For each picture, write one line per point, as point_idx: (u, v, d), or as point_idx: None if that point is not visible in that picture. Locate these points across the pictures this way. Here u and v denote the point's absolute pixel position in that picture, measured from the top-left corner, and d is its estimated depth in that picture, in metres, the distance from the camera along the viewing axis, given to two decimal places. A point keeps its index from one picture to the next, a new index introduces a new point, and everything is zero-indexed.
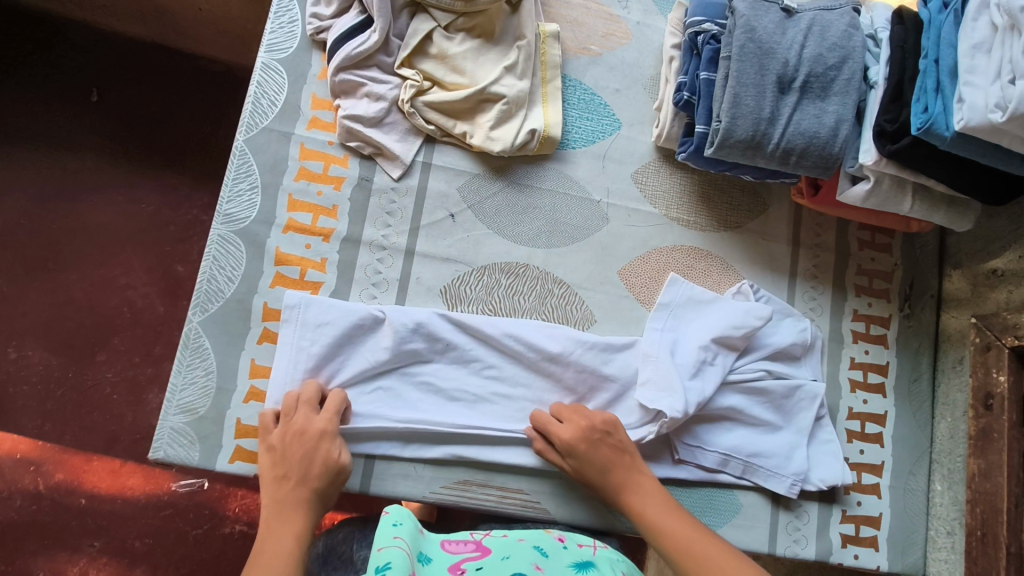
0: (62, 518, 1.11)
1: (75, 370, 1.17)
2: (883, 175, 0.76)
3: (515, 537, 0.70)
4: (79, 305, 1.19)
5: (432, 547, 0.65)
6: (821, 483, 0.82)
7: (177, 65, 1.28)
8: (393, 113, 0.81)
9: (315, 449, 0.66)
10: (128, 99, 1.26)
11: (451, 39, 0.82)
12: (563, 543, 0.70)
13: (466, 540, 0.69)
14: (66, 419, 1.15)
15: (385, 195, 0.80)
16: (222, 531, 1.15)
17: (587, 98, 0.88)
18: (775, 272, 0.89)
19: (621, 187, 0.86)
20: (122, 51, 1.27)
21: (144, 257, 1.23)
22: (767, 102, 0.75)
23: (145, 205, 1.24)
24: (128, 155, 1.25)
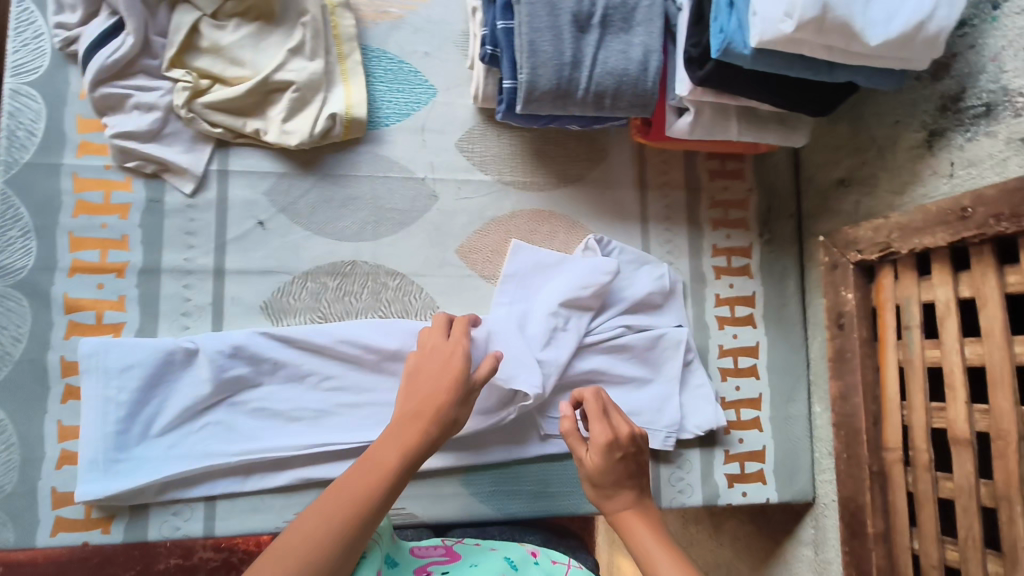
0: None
1: None
2: (703, 104, 0.71)
3: (487, 547, 0.70)
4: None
5: (399, 552, 0.67)
6: (697, 430, 0.80)
7: None
8: (172, 122, 0.73)
9: (443, 372, 0.63)
10: None
11: (222, 28, 0.73)
12: (535, 559, 0.69)
13: (436, 545, 0.70)
14: None
15: (181, 214, 0.73)
16: None
17: (394, 68, 0.80)
18: (625, 221, 0.85)
19: (446, 159, 0.80)
20: None
21: None
22: (566, 45, 0.68)
23: None
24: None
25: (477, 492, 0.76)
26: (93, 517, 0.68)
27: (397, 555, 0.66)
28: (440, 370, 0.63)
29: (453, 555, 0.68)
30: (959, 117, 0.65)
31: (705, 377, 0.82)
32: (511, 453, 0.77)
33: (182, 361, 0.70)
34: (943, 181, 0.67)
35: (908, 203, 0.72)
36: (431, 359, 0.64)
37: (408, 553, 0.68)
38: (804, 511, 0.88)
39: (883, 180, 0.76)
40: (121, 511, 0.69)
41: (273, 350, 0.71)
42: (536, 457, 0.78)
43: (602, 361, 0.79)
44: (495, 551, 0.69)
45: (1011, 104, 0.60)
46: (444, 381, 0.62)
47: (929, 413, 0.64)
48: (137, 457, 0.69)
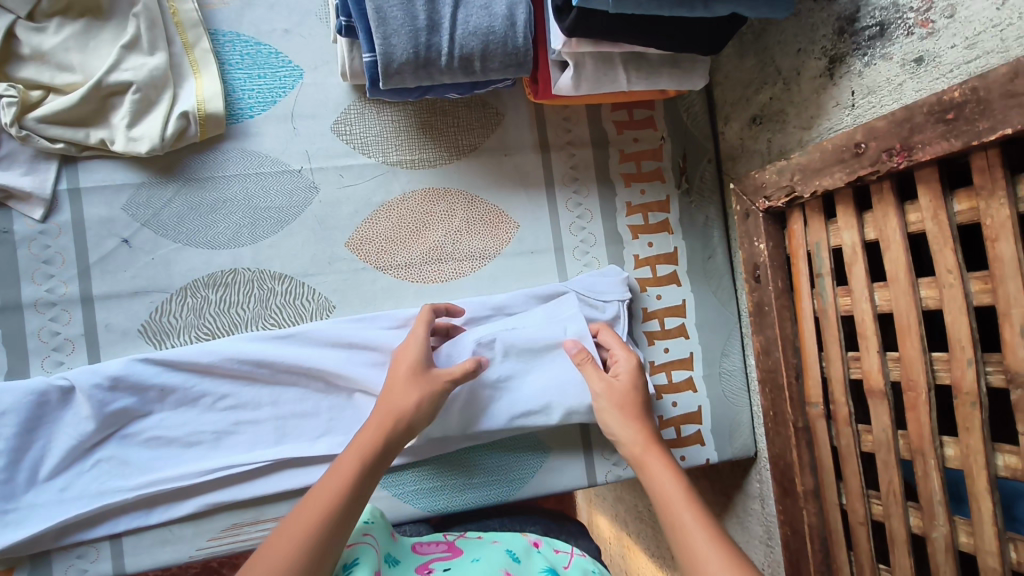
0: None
1: None
2: (582, 56, 0.65)
3: (489, 538, 0.66)
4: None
5: (399, 550, 0.62)
6: None
7: None
8: (7, 142, 0.66)
9: (415, 376, 0.62)
10: None
11: (44, 30, 0.65)
12: (538, 548, 0.65)
13: (437, 541, 0.65)
14: None
15: (34, 242, 0.67)
16: None
17: (251, 51, 0.73)
18: (528, 187, 0.79)
19: (322, 145, 0.74)
20: None
21: None
22: (419, 9, 0.62)
23: None
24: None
25: (400, 493, 0.73)
26: None
27: (396, 555, 0.61)
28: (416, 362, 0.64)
29: (454, 551, 0.62)
30: (856, 40, 0.60)
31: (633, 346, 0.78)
32: (432, 450, 0.72)
33: (59, 401, 0.65)
34: (845, 112, 0.63)
35: (817, 138, 0.67)
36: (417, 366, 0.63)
37: (409, 551, 0.63)
38: (749, 466, 0.85)
39: (792, 116, 0.70)
40: (20, 562, 0.65)
41: (155, 377, 0.66)
42: (460, 449, 0.75)
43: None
44: (497, 543, 0.64)
45: (902, 22, 0.55)
46: (413, 394, 0.61)
47: (846, 363, 0.60)
48: (28, 506, 0.64)
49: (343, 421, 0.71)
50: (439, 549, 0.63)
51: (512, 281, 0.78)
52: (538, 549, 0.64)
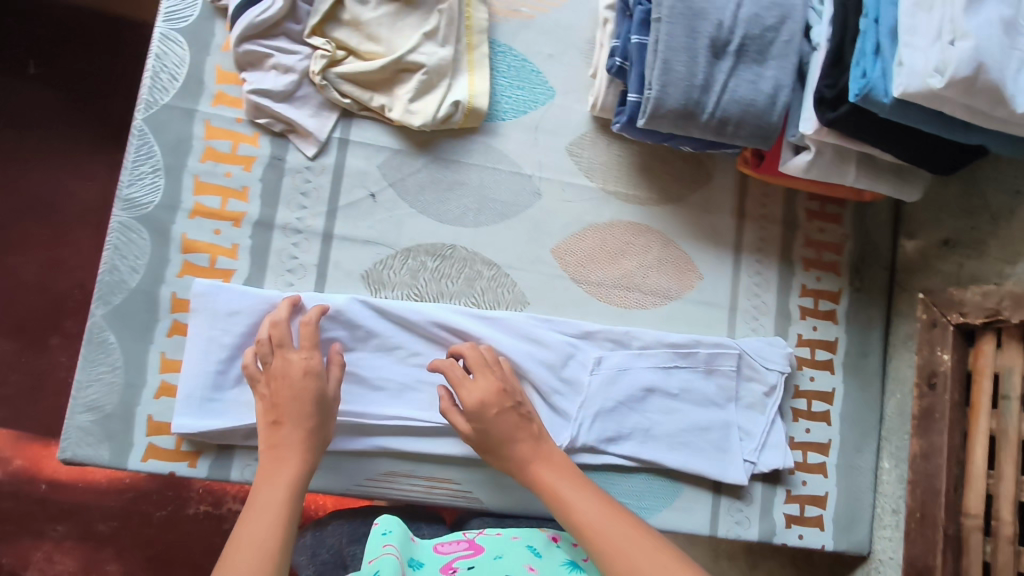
0: (22, 504, 1.10)
1: (29, 355, 1.15)
2: (825, 145, 0.71)
3: (509, 534, 0.71)
4: (24, 289, 1.17)
5: (422, 551, 0.67)
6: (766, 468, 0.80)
7: (112, 34, 1.24)
8: (305, 86, 0.75)
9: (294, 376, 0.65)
10: (68, 70, 1.21)
11: (365, 4, 0.75)
12: (557, 542, 0.71)
13: (458, 540, 0.69)
14: (21, 405, 1.14)
15: (299, 174, 0.75)
16: (187, 511, 1.15)
17: (518, 65, 0.82)
18: (718, 246, 0.84)
19: (554, 160, 0.81)
20: (62, 22, 1.22)
21: (91, 238, 1.21)
22: (699, 68, 0.69)
23: (89, 182, 1.22)
24: (77, 132, 1.21)
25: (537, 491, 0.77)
26: (182, 449, 0.71)
27: (420, 556, 0.66)
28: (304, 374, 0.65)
29: (476, 548, 0.68)
30: None
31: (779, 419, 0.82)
32: (583, 457, 0.78)
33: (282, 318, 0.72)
34: None
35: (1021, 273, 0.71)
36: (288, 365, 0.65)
37: (431, 550, 0.67)
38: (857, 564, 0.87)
39: (992, 248, 0.75)
40: (209, 448, 0.71)
41: (368, 321, 0.73)
42: (601, 464, 0.79)
43: (681, 379, 0.80)
44: (516, 538, 0.70)
45: None
46: (305, 411, 0.64)
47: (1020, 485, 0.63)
48: (230, 401, 0.70)
49: None
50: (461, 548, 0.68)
51: (685, 327, 0.83)
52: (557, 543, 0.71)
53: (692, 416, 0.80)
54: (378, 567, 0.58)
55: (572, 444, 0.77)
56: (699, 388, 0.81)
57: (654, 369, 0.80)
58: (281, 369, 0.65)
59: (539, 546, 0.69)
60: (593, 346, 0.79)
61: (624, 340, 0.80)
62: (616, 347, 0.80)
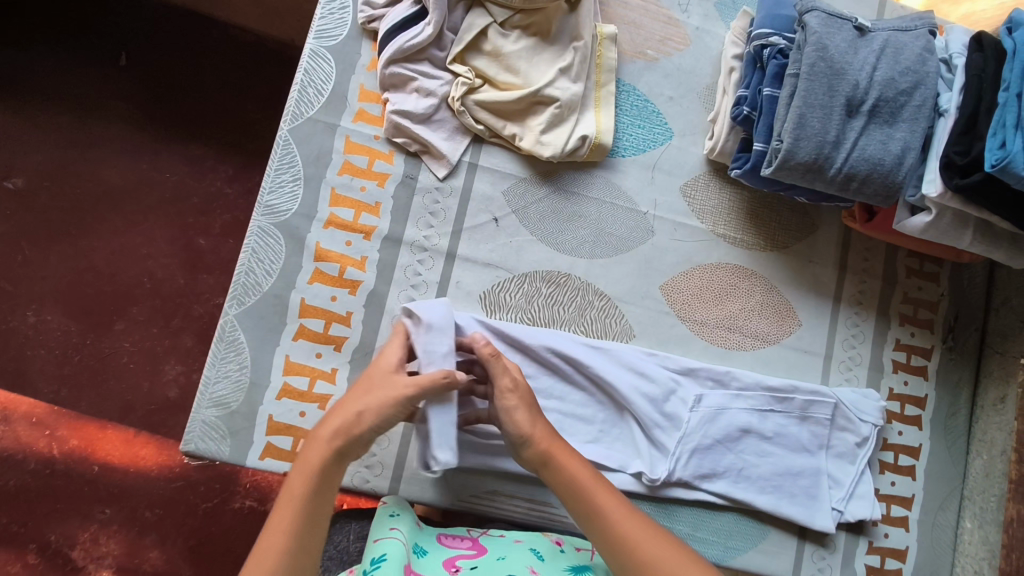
0: (74, 484, 1.10)
1: (93, 337, 1.16)
2: (946, 209, 0.73)
3: (513, 537, 0.70)
4: (99, 272, 1.18)
5: (427, 542, 0.67)
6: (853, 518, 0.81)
7: (208, 35, 1.27)
8: (442, 111, 0.79)
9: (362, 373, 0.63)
10: (159, 65, 1.25)
11: (506, 37, 0.79)
12: (561, 547, 0.69)
13: (463, 535, 0.70)
14: (82, 386, 1.14)
15: (428, 194, 0.78)
16: (232, 505, 1.13)
17: (640, 104, 0.85)
18: (820, 296, 0.86)
19: (668, 199, 0.84)
20: (163, 21, 1.26)
21: (165, 227, 1.22)
22: (833, 125, 0.72)
23: (169, 174, 1.23)
24: (159, 121, 1.24)
25: None
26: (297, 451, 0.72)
27: (424, 546, 0.67)
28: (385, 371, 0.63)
29: (478, 548, 0.67)
30: None
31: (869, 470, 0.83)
32: (675, 491, 0.78)
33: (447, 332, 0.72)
34: None
35: None
36: (381, 374, 0.63)
37: (436, 542, 0.68)
38: None
39: None
40: None
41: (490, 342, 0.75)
42: (693, 500, 0.80)
43: (778, 423, 0.81)
44: (521, 541, 0.68)
45: None
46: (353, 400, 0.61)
47: None
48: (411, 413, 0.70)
49: (611, 436, 0.78)
50: (465, 546, 0.68)
51: (780, 371, 0.84)
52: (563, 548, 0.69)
53: (785, 460, 0.80)
54: (384, 549, 0.61)
55: (668, 477, 0.77)
56: (795, 434, 0.81)
57: (752, 412, 0.80)
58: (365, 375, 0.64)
59: (542, 550, 0.67)
60: (695, 384, 0.80)
61: (725, 380, 0.81)
62: (716, 386, 0.80)
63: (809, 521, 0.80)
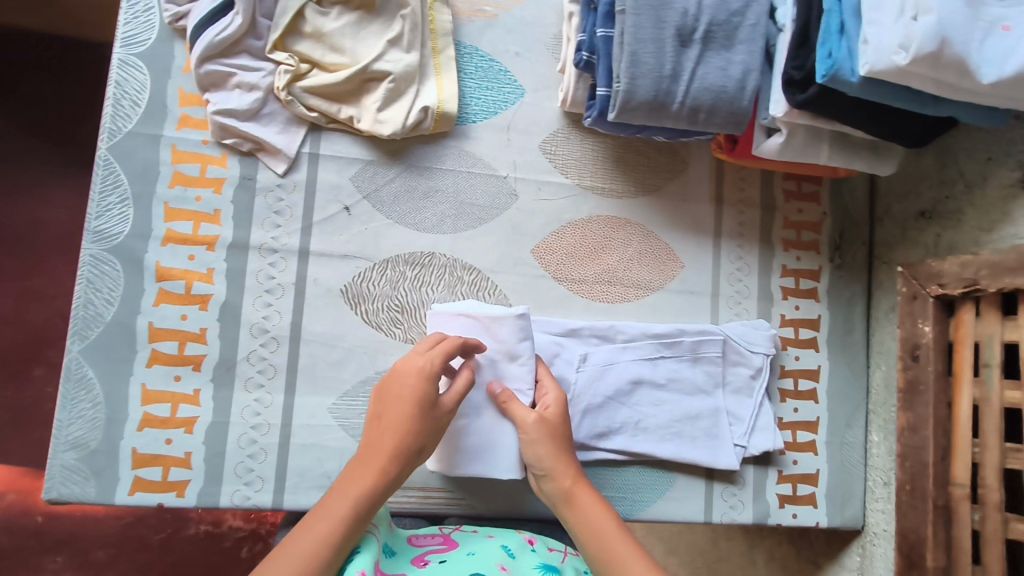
0: (16, 540, 1.03)
1: (12, 387, 1.10)
2: (797, 127, 0.71)
3: (485, 533, 0.69)
4: (6, 320, 1.12)
5: (396, 541, 0.66)
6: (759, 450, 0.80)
7: (76, 54, 1.17)
8: (270, 103, 0.74)
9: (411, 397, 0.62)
10: (28, 95, 1.15)
11: (326, 15, 0.74)
12: (532, 546, 0.67)
13: (434, 534, 0.69)
14: (10, 439, 1.08)
15: (271, 193, 0.75)
16: (187, 532, 1.12)
17: (485, 65, 0.81)
18: (699, 234, 0.84)
19: (528, 159, 0.81)
20: (24, 44, 1.14)
21: (70, 263, 1.16)
22: (667, 58, 0.68)
23: (61, 210, 1.16)
24: (43, 153, 1.16)
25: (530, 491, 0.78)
26: (169, 479, 0.70)
27: (394, 546, 0.65)
28: (416, 396, 0.62)
29: (449, 543, 0.66)
30: None
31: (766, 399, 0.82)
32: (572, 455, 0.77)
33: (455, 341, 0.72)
34: None
35: (996, 241, 0.70)
36: (413, 390, 0.62)
37: (405, 542, 0.67)
38: (850, 538, 0.88)
39: (969, 216, 0.74)
40: (198, 477, 0.70)
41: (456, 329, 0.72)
42: (592, 461, 0.78)
43: (667, 369, 0.79)
44: (493, 538, 0.67)
45: None
46: (405, 423, 0.61)
47: (1004, 453, 0.63)
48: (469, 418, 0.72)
49: None
50: (435, 542, 0.67)
51: (669, 316, 0.83)
52: (534, 546, 0.66)
53: (680, 405, 0.79)
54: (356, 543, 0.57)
55: None
56: (685, 377, 0.80)
57: (640, 364, 0.78)
58: (411, 394, 0.62)
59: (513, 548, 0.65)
60: (580, 343, 0.78)
61: (610, 335, 0.79)
62: (601, 343, 0.78)
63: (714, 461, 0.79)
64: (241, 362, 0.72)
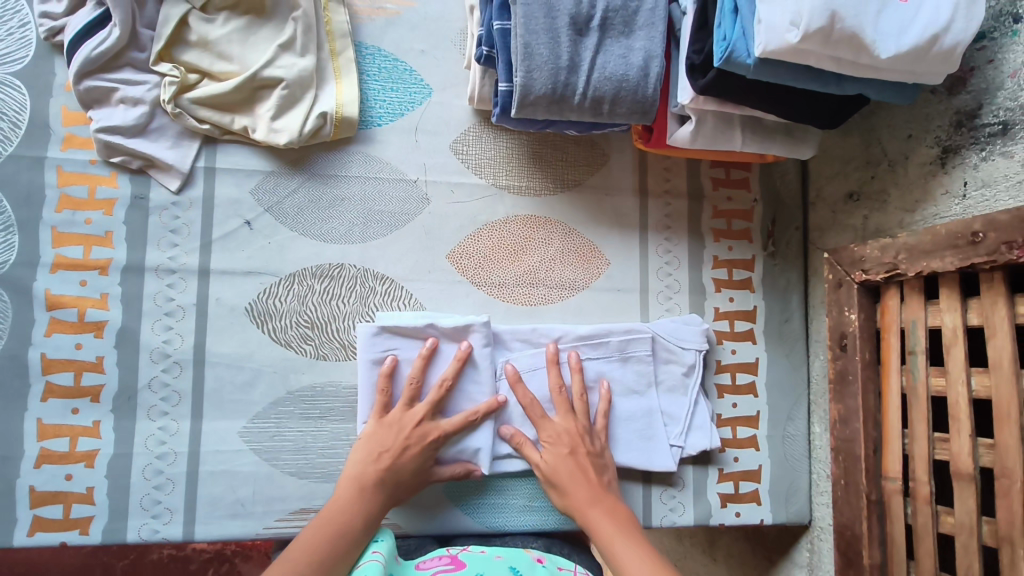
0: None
1: None
2: (705, 113, 0.68)
3: (492, 552, 0.64)
4: None
5: (402, 568, 0.62)
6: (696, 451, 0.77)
7: None
8: (159, 117, 0.71)
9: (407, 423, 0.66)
10: None
11: (212, 21, 0.71)
12: (542, 564, 0.63)
13: (441, 556, 0.64)
14: None
15: (166, 211, 0.72)
16: (150, 557, 1.09)
17: (389, 65, 0.78)
18: (624, 229, 0.81)
19: (439, 161, 0.78)
20: None
21: None
22: (563, 48, 0.65)
23: None
24: None
25: (461, 505, 0.74)
26: (71, 517, 0.67)
27: (399, 573, 0.61)
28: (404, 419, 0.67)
29: (457, 565, 0.62)
30: (975, 134, 0.62)
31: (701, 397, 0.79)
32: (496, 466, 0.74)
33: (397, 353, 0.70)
34: (954, 201, 0.64)
35: (920, 222, 0.68)
36: (404, 416, 0.67)
37: (413, 568, 0.62)
38: (799, 533, 0.85)
39: (893, 197, 0.71)
40: (102, 512, 0.67)
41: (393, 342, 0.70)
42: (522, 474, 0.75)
43: (595, 369, 0.75)
44: (501, 557, 0.63)
45: None
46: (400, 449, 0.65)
47: (932, 443, 0.61)
48: None
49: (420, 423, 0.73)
50: (441, 563, 0.62)
51: (596, 315, 0.80)
52: (544, 564, 0.63)
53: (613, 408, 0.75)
54: None
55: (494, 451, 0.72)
56: (616, 378, 0.76)
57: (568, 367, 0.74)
58: (395, 420, 0.67)
59: (524, 568, 0.62)
60: (502, 350, 0.75)
61: (534, 339, 0.75)
62: (524, 347, 0.75)
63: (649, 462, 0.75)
64: (142, 389, 0.69)
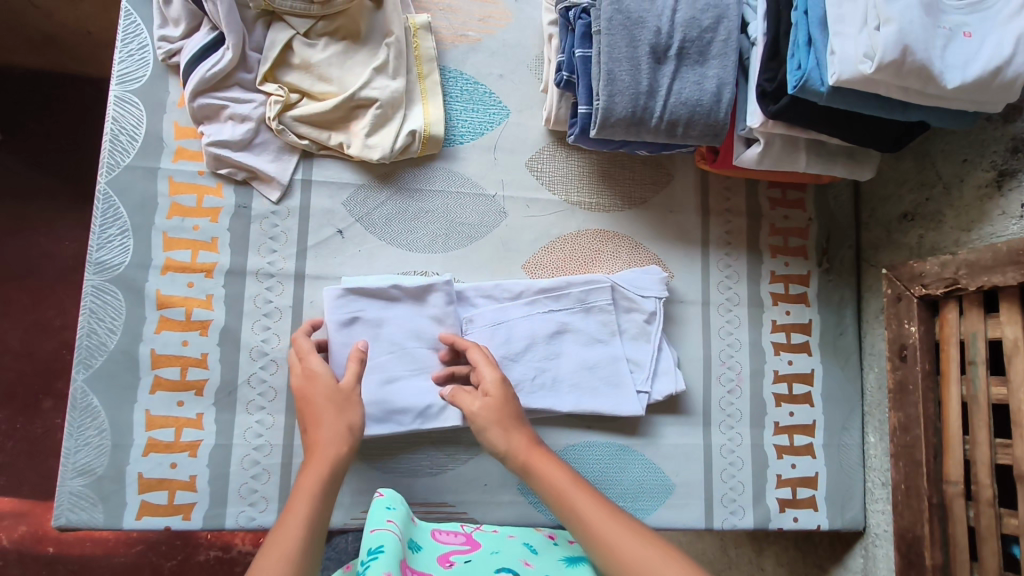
0: (29, 570, 1.06)
1: (23, 420, 1.10)
2: (773, 136, 0.73)
3: (505, 532, 0.70)
4: (15, 354, 1.12)
5: (421, 536, 0.65)
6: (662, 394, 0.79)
7: (80, 92, 1.18)
8: (262, 133, 0.77)
9: (314, 384, 0.66)
10: (36, 133, 1.15)
11: (313, 46, 0.77)
12: (553, 540, 0.69)
13: (455, 531, 0.68)
14: (20, 471, 1.09)
15: (266, 220, 0.77)
16: (198, 558, 1.12)
17: (470, 88, 0.84)
18: (687, 244, 0.86)
19: (515, 177, 0.83)
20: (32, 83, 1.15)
21: (77, 295, 1.16)
22: (643, 75, 0.71)
23: (68, 243, 1.16)
24: (52, 190, 1.15)
25: (535, 502, 0.78)
26: (174, 503, 0.71)
27: (417, 540, 0.64)
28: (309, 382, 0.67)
29: (472, 543, 0.66)
30: None
31: (664, 349, 0.81)
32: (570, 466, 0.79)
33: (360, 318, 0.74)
34: (1011, 221, 0.68)
35: (977, 240, 0.72)
36: (304, 379, 0.67)
37: (430, 536, 0.66)
38: (853, 540, 0.88)
39: (949, 217, 0.76)
40: (203, 499, 0.72)
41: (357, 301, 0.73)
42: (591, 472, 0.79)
43: (558, 319, 0.78)
44: (514, 537, 0.69)
45: None
46: (328, 407, 0.65)
47: (993, 448, 0.64)
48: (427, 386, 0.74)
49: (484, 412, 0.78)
50: (458, 540, 0.66)
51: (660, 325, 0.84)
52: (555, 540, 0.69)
53: (588, 359, 0.79)
54: (380, 540, 0.56)
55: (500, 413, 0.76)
56: (578, 327, 0.79)
57: (529, 318, 0.78)
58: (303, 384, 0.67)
59: (535, 544, 0.68)
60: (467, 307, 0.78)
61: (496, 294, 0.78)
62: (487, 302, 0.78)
63: (623, 406, 0.77)
64: (241, 385, 0.74)
